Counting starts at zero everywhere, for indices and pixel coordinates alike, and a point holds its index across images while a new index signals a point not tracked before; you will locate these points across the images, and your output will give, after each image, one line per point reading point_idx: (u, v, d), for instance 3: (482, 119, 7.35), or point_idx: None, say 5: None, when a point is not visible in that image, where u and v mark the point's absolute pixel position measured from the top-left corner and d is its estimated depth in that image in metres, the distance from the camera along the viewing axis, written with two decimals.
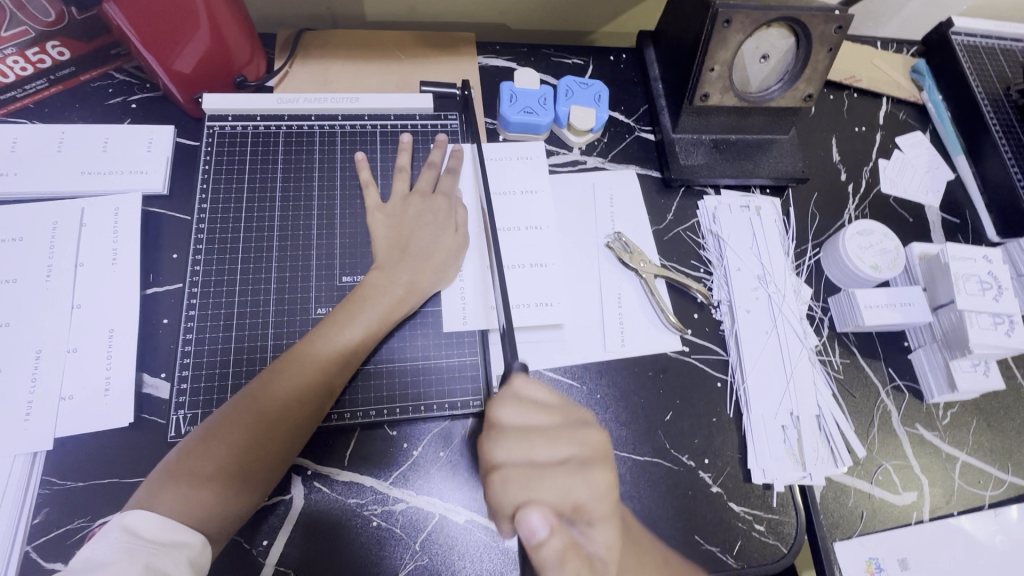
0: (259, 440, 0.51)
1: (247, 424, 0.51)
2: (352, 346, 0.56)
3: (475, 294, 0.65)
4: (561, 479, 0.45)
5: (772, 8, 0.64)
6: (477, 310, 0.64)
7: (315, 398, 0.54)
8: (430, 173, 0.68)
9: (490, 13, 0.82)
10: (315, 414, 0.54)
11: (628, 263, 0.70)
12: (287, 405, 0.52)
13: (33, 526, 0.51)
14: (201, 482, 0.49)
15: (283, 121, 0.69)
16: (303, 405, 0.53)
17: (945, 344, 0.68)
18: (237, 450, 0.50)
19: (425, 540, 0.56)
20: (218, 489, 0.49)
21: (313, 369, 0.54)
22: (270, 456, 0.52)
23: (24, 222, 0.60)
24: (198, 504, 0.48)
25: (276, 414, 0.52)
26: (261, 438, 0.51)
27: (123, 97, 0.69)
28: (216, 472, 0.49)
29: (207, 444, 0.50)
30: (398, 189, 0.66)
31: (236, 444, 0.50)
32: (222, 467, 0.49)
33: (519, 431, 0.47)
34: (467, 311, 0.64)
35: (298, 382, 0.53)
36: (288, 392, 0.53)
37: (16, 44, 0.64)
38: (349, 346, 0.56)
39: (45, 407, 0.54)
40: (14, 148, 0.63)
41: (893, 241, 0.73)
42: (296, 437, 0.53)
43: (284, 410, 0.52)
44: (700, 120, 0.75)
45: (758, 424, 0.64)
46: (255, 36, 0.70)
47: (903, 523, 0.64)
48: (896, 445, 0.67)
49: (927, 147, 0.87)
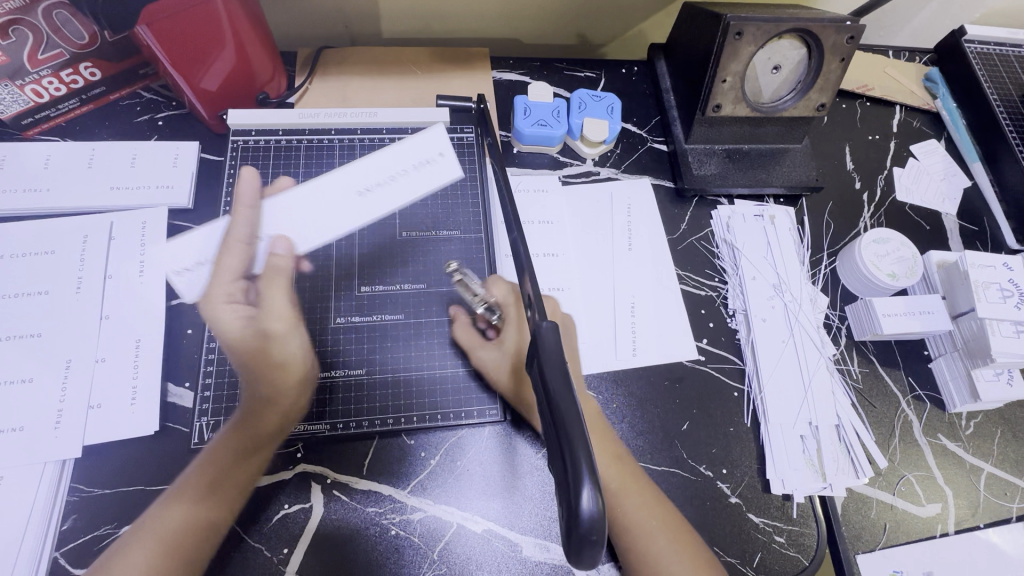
0: (224, 460, 0.56)
1: (215, 454, 0.56)
2: (260, 433, 0.57)
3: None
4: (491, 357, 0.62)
5: (783, 21, 0.65)
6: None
7: (255, 453, 0.57)
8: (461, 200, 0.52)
9: (504, 28, 0.84)
10: (258, 453, 0.57)
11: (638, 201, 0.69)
12: (235, 460, 0.56)
13: (61, 532, 0.53)
14: (170, 503, 0.54)
15: (304, 135, 0.71)
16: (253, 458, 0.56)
17: (965, 353, 0.67)
18: (194, 478, 0.55)
19: (443, 549, 0.56)
20: (172, 516, 0.53)
21: (270, 410, 0.57)
22: (222, 479, 0.56)
23: (56, 235, 0.63)
24: (155, 530, 0.53)
25: (246, 441, 0.57)
26: (213, 462, 0.56)
27: (150, 115, 0.72)
28: (181, 497, 0.54)
29: (188, 479, 0.55)
30: None
31: (202, 471, 0.56)
32: (179, 496, 0.54)
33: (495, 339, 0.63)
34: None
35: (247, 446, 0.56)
36: (248, 426, 0.57)
37: (51, 66, 0.63)
38: (280, 397, 0.58)
39: (74, 415, 0.55)
40: (47, 165, 0.66)
41: (910, 249, 0.73)
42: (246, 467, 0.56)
43: (239, 441, 0.56)
44: (712, 131, 0.75)
45: (776, 433, 0.64)
46: (277, 55, 0.73)
47: (928, 536, 0.63)
48: (918, 456, 0.66)
49: (943, 155, 0.86)
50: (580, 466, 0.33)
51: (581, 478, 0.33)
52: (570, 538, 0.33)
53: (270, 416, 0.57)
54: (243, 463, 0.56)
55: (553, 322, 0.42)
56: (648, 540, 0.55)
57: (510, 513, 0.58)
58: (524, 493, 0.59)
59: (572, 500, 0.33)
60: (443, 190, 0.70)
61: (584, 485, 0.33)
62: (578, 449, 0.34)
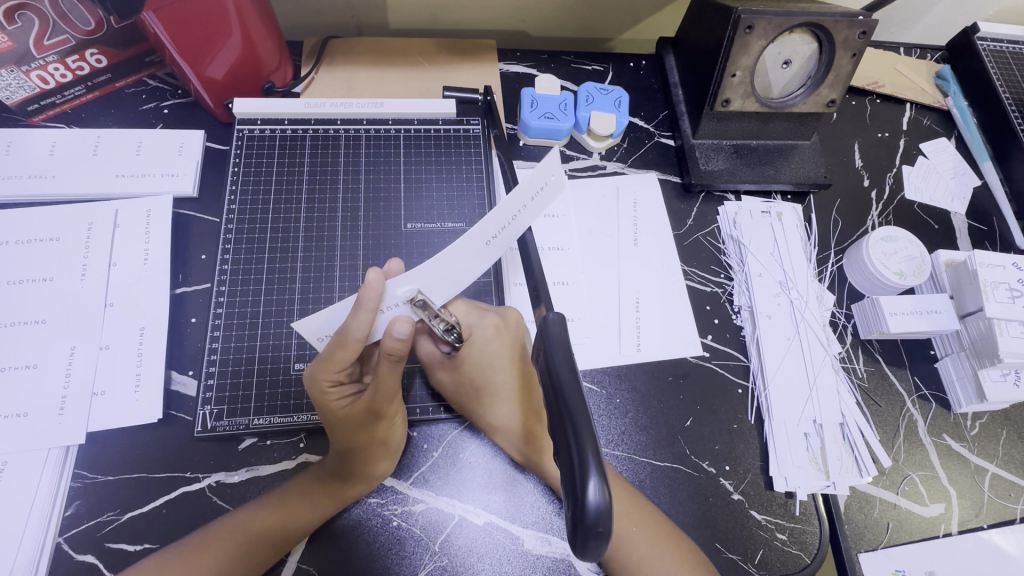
0: (306, 484, 0.54)
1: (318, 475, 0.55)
2: (369, 470, 0.54)
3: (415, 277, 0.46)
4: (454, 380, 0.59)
5: (795, 14, 0.64)
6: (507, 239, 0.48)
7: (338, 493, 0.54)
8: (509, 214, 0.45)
9: (511, 20, 0.83)
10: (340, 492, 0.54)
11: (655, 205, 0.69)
12: (320, 485, 0.54)
13: (65, 518, 0.53)
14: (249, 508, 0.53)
15: (309, 125, 0.70)
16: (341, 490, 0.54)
17: (973, 353, 0.67)
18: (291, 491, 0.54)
19: (445, 541, 0.56)
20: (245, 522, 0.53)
21: (382, 454, 0.55)
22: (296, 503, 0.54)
23: (61, 222, 0.62)
24: (225, 529, 0.52)
25: (356, 479, 0.54)
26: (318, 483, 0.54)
27: (156, 103, 0.72)
28: (268, 507, 0.53)
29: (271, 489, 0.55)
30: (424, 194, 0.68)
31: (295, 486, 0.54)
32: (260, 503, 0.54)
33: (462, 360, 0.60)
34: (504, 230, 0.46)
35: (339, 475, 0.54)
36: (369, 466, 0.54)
37: (57, 52, 0.63)
38: (371, 468, 0.54)
39: (78, 402, 0.55)
40: (52, 152, 0.66)
41: (918, 248, 0.72)
42: (325, 502, 0.54)
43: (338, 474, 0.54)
44: (720, 126, 0.75)
45: (780, 430, 0.64)
46: (283, 44, 0.72)
47: (931, 535, 0.63)
48: (922, 455, 0.66)
49: (953, 153, 0.86)
50: (587, 457, 0.33)
51: (587, 470, 0.33)
52: (576, 529, 0.33)
53: (383, 457, 0.55)
54: (325, 497, 0.54)
55: (560, 313, 0.41)
56: (630, 544, 0.56)
57: (512, 506, 0.58)
58: (526, 486, 0.59)
59: (578, 490, 0.33)
60: (448, 182, 0.70)
61: (590, 476, 0.33)
62: (586, 442, 0.34)
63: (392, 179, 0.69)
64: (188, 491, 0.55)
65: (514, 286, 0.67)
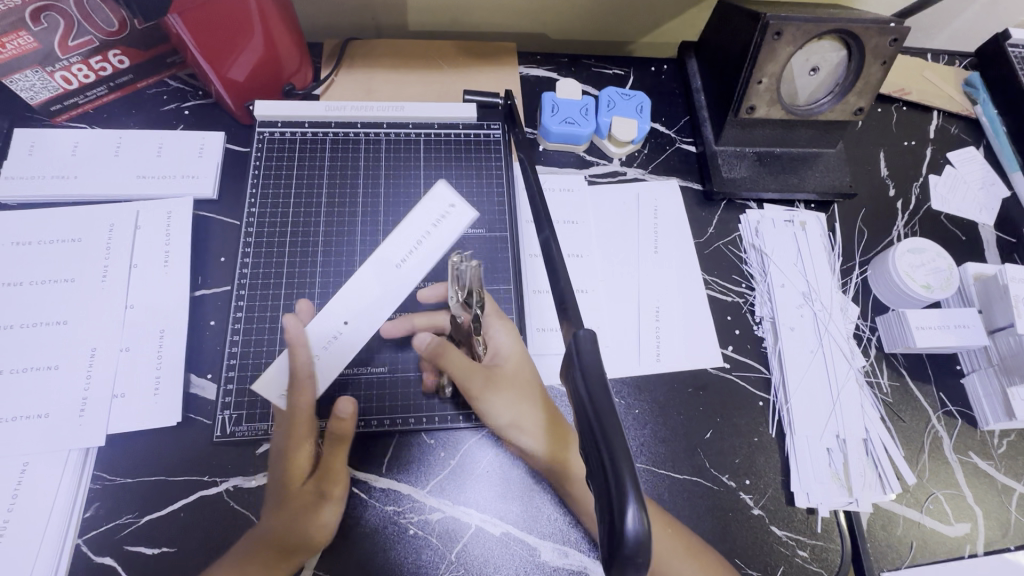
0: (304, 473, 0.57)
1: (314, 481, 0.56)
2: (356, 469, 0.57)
3: (348, 308, 0.58)
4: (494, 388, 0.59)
5: (825, 21, 0.63)
6: (424, 260, 0.57)
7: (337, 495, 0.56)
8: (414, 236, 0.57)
9: (532, 23, 0.82)
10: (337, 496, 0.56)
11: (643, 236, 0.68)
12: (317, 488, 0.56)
13: (84, 520, 0.53)
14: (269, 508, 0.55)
15: (329, 128, 0.70)
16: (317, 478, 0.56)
17: (1002, 369, 0.65)
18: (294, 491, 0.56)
19: (461, 550, 0.56)
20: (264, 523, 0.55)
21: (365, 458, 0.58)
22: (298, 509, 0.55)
23: (83, 223, 0.63)
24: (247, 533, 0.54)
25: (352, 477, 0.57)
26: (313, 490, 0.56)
27: (177, 104, 0.72)
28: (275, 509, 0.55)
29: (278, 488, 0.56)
30: None
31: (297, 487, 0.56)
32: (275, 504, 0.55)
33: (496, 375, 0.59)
34: (412, 253, 0.57)
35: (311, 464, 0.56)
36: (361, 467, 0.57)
37: (81, 53, 0.63)
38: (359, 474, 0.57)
39: (99, 404, 0.56)
40: (75, 152, 0.66)
41: (946, 260, 0.71)
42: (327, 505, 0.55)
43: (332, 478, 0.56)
44: (744, 133, 0.74)
45: (802, 445, 0.63)
46: (304, 46, 0.72)
47: (955, 555, 0.61)
48: (947, 473, 0.65)
49: (981, 163, 0.84)
50: (624, 482, 0.32)
51: (625, 496, 0.32)
52: (612, 555, 0.33)
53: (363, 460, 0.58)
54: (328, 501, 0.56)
55: (591, 329, 0.40)
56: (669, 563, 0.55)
57: (529, 516, 0.58)
58: (544, 496, 0.58)
59: (615, 517, 0.32)
60: (468, 187, 0.69)
61: (629, 503, 0.32)
62: (625, 468, 0.33)
63: (411, 183, 0.69)
64: (206, 495, 0.55)
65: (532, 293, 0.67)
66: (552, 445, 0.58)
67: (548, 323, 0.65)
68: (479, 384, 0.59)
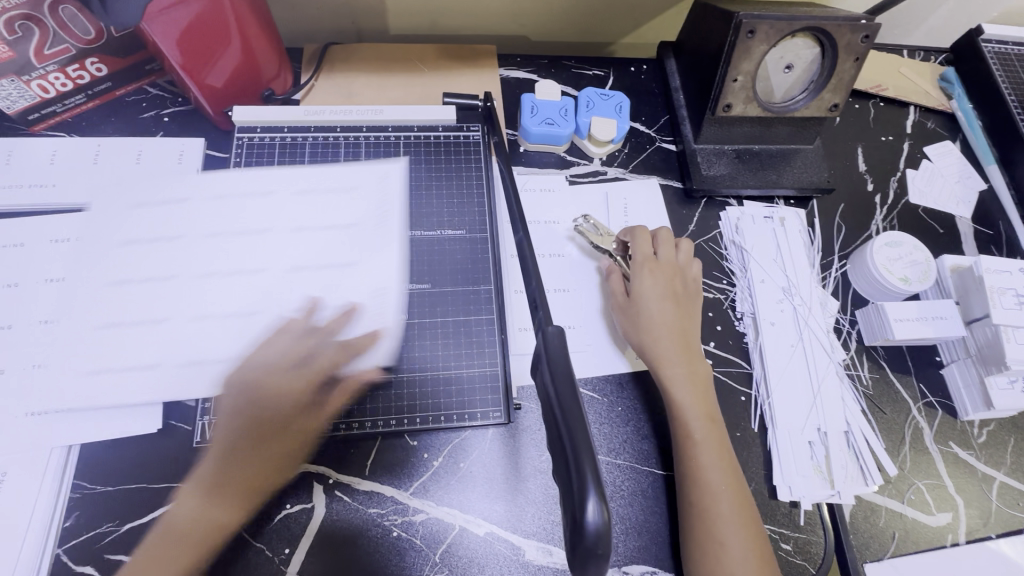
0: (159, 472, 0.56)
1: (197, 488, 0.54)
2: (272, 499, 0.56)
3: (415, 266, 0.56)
4: (655, 315, 0.62)
5: (796, 19, 0.64)
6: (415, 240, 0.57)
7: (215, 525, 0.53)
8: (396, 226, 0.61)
9: (511, 26, 0.83)
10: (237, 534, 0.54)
11: (598, 245, 0.69)
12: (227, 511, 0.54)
13: (64, 529, 0.53)
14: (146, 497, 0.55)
15: (309, 133, 0.70)
16: (286, 443, 0.56)
17: (979, 360, 0.66)
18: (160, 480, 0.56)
19: (445, 552, 0.56)
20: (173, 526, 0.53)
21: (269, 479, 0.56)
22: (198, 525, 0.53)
23: (61, 231, 0.63)
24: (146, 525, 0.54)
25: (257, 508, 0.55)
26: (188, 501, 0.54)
27: (157, 111, 0.72)
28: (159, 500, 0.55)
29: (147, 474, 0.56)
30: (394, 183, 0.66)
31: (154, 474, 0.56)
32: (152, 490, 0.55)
33: (623, 307, 0.65)
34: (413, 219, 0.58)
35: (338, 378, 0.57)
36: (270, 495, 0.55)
37: (58, 62, 0.63)
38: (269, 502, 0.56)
39: (79, 410, 0.56)
40: (53, 160, 0.66)
41: (923, 253, 0.72)
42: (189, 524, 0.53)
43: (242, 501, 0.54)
44: (722, 131, 0.74)
45: (784, 438, 0.63)
46: (282, 51, 0.72)
47: (938, 545, 0.62)
48: (928, 464, 0.65)
49: (957, 157, 0.85)
50: (586, 478, 0.33)
51: (586, 490, 0.33)
52: (578, 550, 0.33)
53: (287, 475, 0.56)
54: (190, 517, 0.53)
55: (560, 326, 0.41)
56: (721, 514, 0.54)
57: (513, 515, 0.58)
58: (528, 495, 0.59)
59: (577, 512, 0.33)
60: (448, 188, 0.70)
61: (590, 498, 0.32)
62: (585, 468, 0.33)
63: None
64: None
65: (512, 293, 0.67)
66: (684, 361, 0.61)
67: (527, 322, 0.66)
68: (649, 306, 0.63)
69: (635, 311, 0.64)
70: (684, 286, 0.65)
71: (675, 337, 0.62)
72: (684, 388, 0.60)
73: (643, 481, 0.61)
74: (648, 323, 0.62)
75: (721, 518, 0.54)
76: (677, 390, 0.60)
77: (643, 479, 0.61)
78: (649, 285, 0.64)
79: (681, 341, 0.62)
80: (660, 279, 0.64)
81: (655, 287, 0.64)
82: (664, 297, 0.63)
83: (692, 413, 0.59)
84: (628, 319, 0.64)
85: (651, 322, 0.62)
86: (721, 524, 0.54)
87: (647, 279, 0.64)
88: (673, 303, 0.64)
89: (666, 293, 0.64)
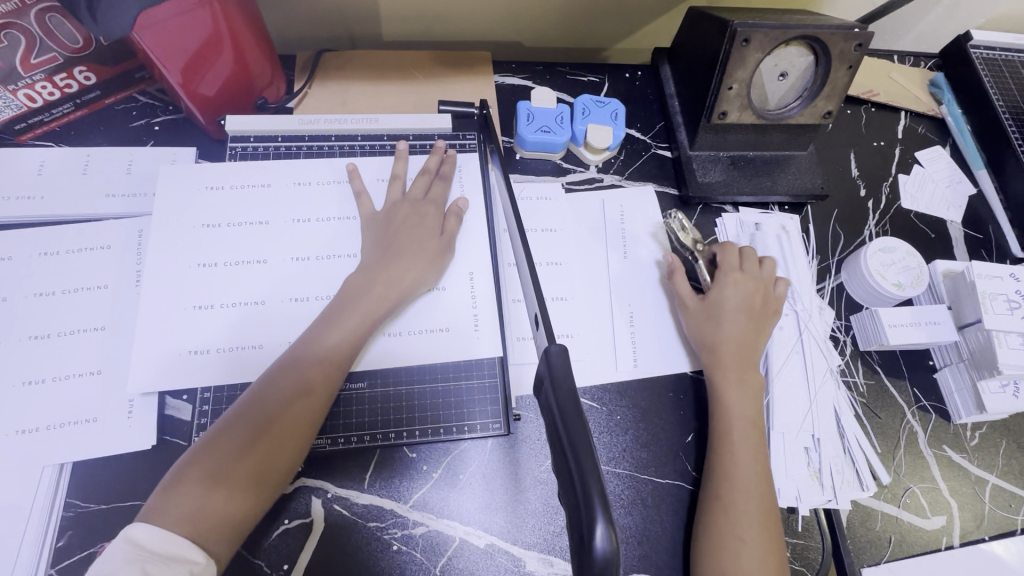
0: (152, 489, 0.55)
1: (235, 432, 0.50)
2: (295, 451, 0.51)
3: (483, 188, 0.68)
4: (729, 320, 0.63)
5: (790, 28, 0.64)
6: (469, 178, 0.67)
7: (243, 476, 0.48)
8: (425, 179, 0.67)
9: (506, 31, 0.82)
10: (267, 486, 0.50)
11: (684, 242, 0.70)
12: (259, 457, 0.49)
13: (56, 550, 0.52)
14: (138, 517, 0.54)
15: (303, 142, 0.70)
16: (321, 373, 0.54)
17: (972, 364, 0.67)
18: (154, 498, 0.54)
19: (446, 564, 0.55)
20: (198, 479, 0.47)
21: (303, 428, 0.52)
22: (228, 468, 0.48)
23: (50, 244, 0.61)
24: None
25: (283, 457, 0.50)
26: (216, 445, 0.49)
27: (147, 120, 0.71)
28: None
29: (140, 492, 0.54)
30: (393, 195, 0.66)
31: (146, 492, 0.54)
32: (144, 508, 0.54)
33: (696, 305, 0.65)
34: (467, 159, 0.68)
35: (367, 327, 0.57)
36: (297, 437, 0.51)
37: (45, 70, 0.62)
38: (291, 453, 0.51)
39: (72, 427, 0.55)
40: (40, 172, 0.65)
41: (916, 259, 0.72)
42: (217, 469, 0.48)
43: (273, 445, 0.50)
44: (717, 138, 0.75)
45: (781, 445, 0.63)
46: (275, 59, 0.71)
47: (933, 548, 0.62)
48: (923, 468, 0.66)
49: (947, 162, 0.86)
50: (594, 503, 0.33)
51: (594, 515, 0.32)
52: (586, 572, 0.33)
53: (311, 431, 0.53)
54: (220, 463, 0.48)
55: (562, 346, 0.40)
56: (738, 514, 0.54)
57: (513, 526, 0.57)
58: (528, 506, 0.58)
59: (585, 537, 0.33)
60: None
61: (598, 522, 0.32)
62: (593, 493, 0.33)
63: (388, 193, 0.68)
64: None
65: (512, 302, 0.67)
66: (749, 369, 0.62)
67: (527, 331, 0.65)
68: (724, 308, 0.64)
69: (708, 313, 0.64)
70: (766, 305, 0.66)
71: (744, 346, 0.63)
72: (740, 393, 0.60)
73: (642, 490, 0.61)
74: (722, 329, 0.63)
75: (744, 518, 0.54)
76: (730, 391, 0.60)
77: (642, 488, 0.61)
78: (728, 290, 0.65)
79: (750, 353, 0.63)
80: (742, 291, 0.65)
81: (736, 297, 0.65)
82: (740, 309, 0.64)
83: (740, 415, 0.59)
84: (699, 317, 0.65)
85: (718, 328, 0.63)
86: (743, 524, 0.54)
87: (728, 287, 0.65)
88: (747, 317, 0.64)
89: (749, 308, 0.65)
